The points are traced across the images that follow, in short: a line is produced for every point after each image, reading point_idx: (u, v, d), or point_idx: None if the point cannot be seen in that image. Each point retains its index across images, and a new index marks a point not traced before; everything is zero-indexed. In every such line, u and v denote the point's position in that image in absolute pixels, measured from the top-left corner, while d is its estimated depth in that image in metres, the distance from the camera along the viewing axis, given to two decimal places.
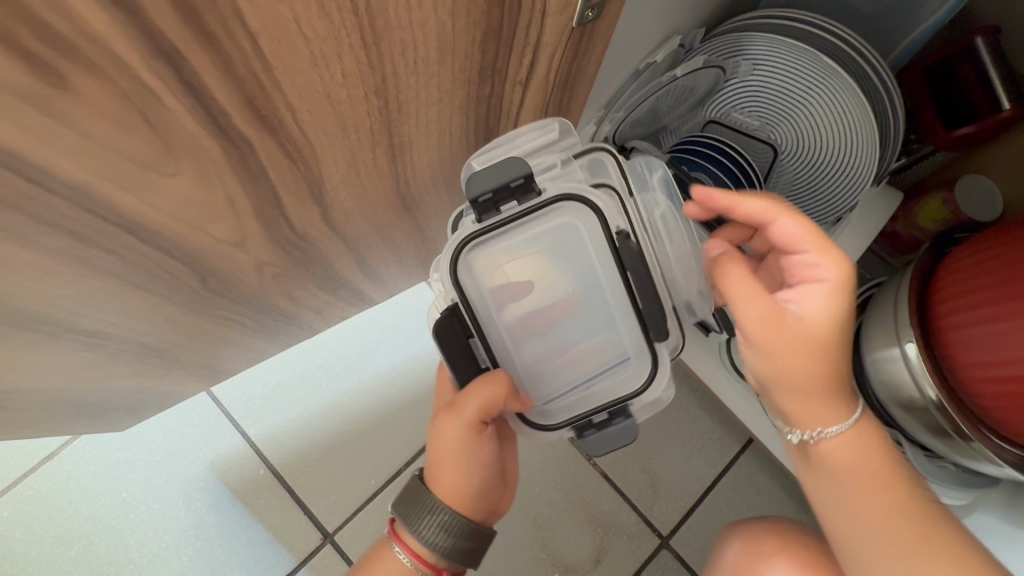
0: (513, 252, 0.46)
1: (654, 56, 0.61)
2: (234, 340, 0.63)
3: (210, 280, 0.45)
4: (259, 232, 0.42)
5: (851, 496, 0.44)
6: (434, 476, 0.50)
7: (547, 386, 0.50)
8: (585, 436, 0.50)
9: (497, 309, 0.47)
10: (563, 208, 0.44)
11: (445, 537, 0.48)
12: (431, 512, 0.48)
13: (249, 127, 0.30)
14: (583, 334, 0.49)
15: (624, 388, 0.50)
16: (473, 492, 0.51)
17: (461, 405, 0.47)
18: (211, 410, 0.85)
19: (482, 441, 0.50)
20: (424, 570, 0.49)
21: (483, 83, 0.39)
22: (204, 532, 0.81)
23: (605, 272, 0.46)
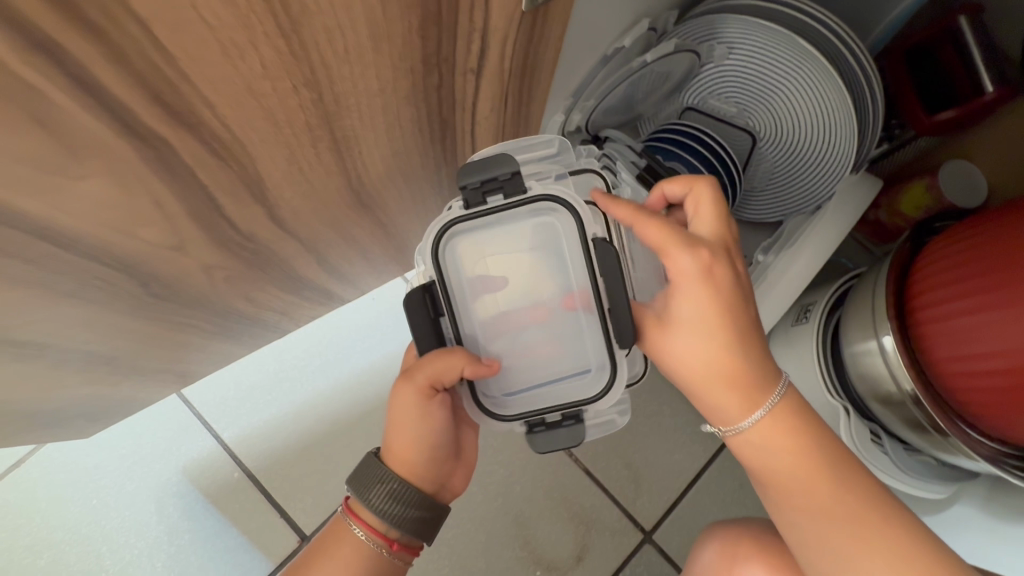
0: (489, 247, 0.44)
1: (623, 40, 0.58)
2: (195, 344, 0.61)
3: (152, 285, 0.43)
4: (199, 235, 0.40)
5: (791, 497, 0.44)
6: (388, 445, 0.49)
7: (506, 390, 0.47)
8: (535, 434, 0.47)
9: (472, 296, 0.45)
10: (547, 211, 0.43)
11: (397, 507, 0.48)
12: (382, 481, 0.48)
13: (163, 125, 0.28)
14: (550, 341, 0.46)
15: (579, 396, 0.47)
16: (425, 462, 0.50)
17: (415, 374, 0.45)
18: (182, 413, 0.83)
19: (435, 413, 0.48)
20: (375, 541, 0.48)
21: (430, 72, 0.37)
22: (178, 537, 0.79)
23: (580, 282, 0.44)
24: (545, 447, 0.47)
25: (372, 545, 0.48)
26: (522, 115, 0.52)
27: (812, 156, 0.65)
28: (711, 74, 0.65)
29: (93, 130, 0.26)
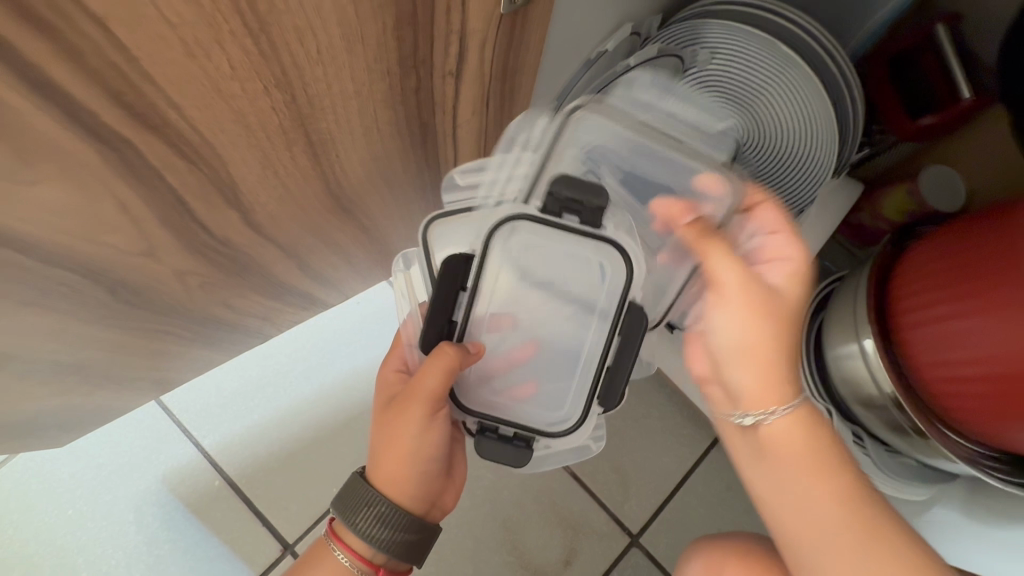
0: (534, 260, 0.49)
1: (605, 45, 0.58)
2: (173, 351, 0.60)
3: (124, 293, 0.42)
4: (171, 241, 0.39)
5: (779, 467, 0.45)
6: (378, 467, 0.50)
7: (490, 393, 0.53)
8: (484, 438, 0.52)
9: (505, 283, 0.49)
10: (610, 256, 0.48)
11: (384, 530, 0.49)
12: (368, 505, 0.49)
13: (127, 128, 0.27)
14: (549, 367, 0.53)
15: (540, 425, 0.53)
16: (415, 483, 0.51)
17: (416, 387, 0.48)
18: (161, 421, 0.81)
19: (433, 428, 0.50)
20: (362, 567, 0.50)
21: (407, 75, 0.36)
22: (157, 548, 0.77)
23: (598, 327, 0.51)
24: (486, 451, 0.51)
25: (355, 570, 0.50)
26: (505, 119, 0.51)
27: (794, 166, 0.64)
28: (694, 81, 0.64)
29: (52, 132, 0.25)
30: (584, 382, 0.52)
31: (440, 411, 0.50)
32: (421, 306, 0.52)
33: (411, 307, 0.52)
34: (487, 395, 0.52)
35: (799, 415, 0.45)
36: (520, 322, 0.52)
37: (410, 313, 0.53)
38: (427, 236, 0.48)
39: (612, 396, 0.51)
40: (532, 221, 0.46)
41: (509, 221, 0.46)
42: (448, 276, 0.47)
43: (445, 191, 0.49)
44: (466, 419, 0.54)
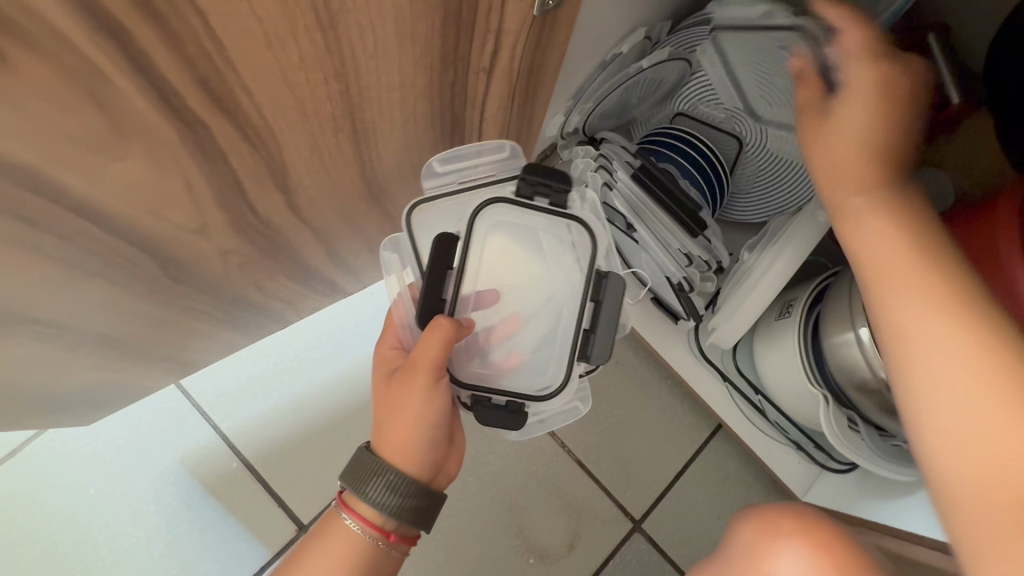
0: (507, 241, 0.50)
1: (620, 47, 0.62)
2: (203, 331, 0.63)
3: (172, 269, 0.45)
4: (220, 220, 0.42)
5: (929, 357, 0.37)
6: (384, 438, 0.50)
7: (479, 368, 0.52)
8: (479, 411, 0.50)
9: (481, 262, 0.49)
10: (574, 230, 0.50)
11: (394, 497, 0.49)
12: (377, 474, 0.49)
13: (205, 110, 0.30)
14: (533, 334, 0.52)
15: (528, 394, 0.51)
16: (424, 452, 0.51)
17: (418, 357, 0.48)
18: (179, 404, 0.84)
19: (439, 397, 0.50)
20: (373, 534, 0.50)
21: (447, 69, 0.40)
22: (175, 527, 0.80)
23: (574, 293, 0.51)
24: (485, 418, 0.50)
25: (367, 538, 0.50)
26: (526, 114, 0.55)
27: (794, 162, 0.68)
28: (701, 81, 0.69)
29: (144, 111, 0.28)
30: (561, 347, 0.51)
31: (445, 380, 0.50)
32: (411, 285, 0.51)
33: (403, 288, 0.51)
34: (477, 367, 0.52)
35: (935, 272, 0.39)
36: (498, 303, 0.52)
37: (401, 293, 0.51)
38: (411, 222, 0.49)
39: (596, 352, 0.50)
40: (510, 204, 0.48)
41: (490, 210, 0.48)
42: (442, 251, 0.47)
43: (426, 177, 0.51)
44: (459, 393, 0.53)
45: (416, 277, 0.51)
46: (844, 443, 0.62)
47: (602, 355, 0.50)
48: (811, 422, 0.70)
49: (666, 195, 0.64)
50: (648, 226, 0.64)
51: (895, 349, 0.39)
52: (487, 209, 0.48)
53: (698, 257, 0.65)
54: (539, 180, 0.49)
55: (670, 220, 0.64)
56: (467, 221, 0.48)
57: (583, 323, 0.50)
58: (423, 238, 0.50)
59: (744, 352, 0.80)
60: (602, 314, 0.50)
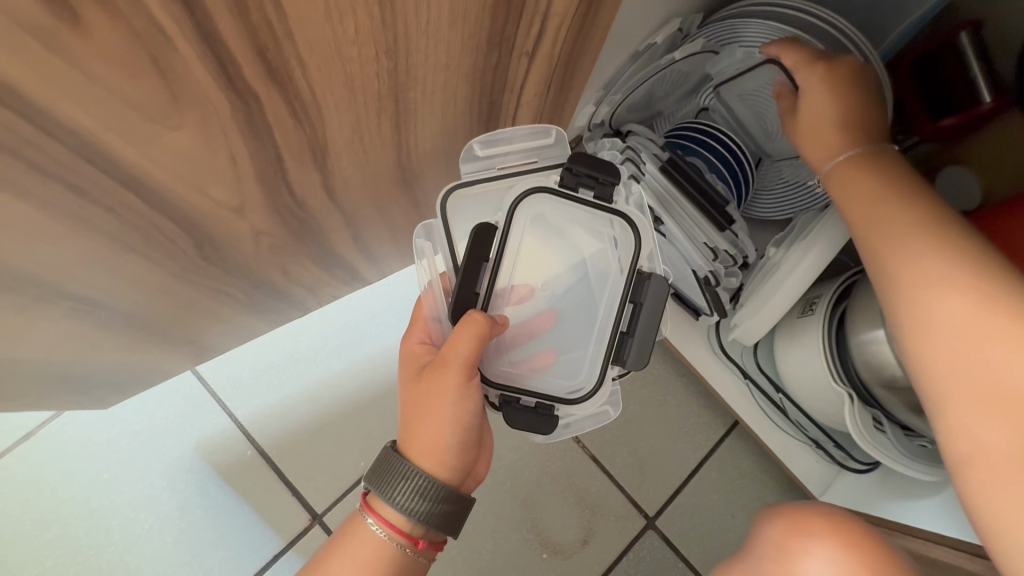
0: (548, 235, 0.51)
1: (655, 37, 0.62)
2: (225, 315, 0.62)
3: (205, 248, 0.45)
4: (258, 198, 0.42)
5: (962, 324, 0.39)
6: (413, 440, 0.50)
7: (510, 362, 0.53)
8: (508, 410, 0.51)
9: (521, 256, 0.50)
10: (617, 226, 0.51)
11: (422, 502, 0.49)
12: (405, 477, 0.49)
13: (257, 80, 0.30)
14: (565, 333, 0.54)
15: (557, 394, 0.53)
16: (452, 453, 0.51)
17: (448, 354, 0.47)
18: (195, 390, 0.83)
19: (470, 396, 0.49)
20: (400, 540, 0.50)
21: (492, 51, 0.39)
22: (188, 513, 0.79)
23: (609, 297, 0.52)
24: (514, 421, 0.51)
25: (394, 544, 0.50)
26: (560, 102, 0.54)
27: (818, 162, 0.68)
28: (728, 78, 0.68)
29: (199, 78, 0.28)
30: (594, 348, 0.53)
31: (475, 379, 0.50)
32: (443, 277, 0.51)
33: (432, 276, 0.50)
34: (507, 365, 0.53)
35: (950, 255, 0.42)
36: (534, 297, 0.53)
37: (431, 282, 0.50)
38: (446, 206, 0.49)
39: (629, 358, 0.51)
40: (555, 195, 0.49)
41: (533, 203, 0.49)
42: (480, 242, 0.47)
43: (465, 161, 0.50)
44: (488, 393, 0.53)
45: (448, 267, 0.51)
46: (871, 441, 0.61)
47: (636, 363, 0.51)
48: (832, 420, 0.70)
49: (693, 189, 0.64)
50: (675, 219, 0.64)
51: (919, 325, 0.42)
52: (531, 201, 0.48)
53: (723, 251, 0.64)
54: (586, 173, 0.49)
55: (698, 213, 0.63)
56: (508, 212, 0.48)
57: (620, 325, 0.51)
58: (457, 226, 0.50)
59: (764, 349, 0.79)
60: (638, 315, 0.51)
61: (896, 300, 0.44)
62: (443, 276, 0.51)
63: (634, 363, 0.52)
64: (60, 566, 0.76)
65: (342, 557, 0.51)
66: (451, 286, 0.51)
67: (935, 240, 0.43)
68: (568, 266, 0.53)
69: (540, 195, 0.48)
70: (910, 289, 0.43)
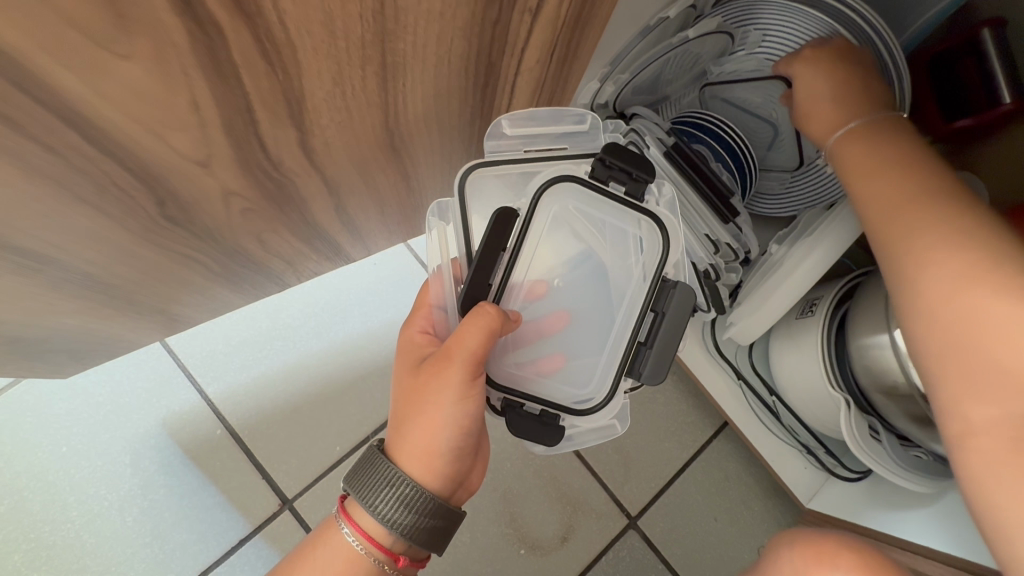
0: (570, 231, 0.48)
1: (666, 10, 0.57)
2: (195, 285, 0.59)
3: (168, 206, 0.41)
4: (228, 152, 0.38)
5: (965, 300, 0.37)
6: (403, 440, 0.46)
7: (517, 363, 0.50)
8: (512, 415, 0.48)
9: (539, 252, 0.47)
10: (642, 227, 0.48)
11: (406, 514, 0.45)
12: (390, 484, 0.45)
13: (221, 7, 0.26)
14: (578, 337, 0.51)
15: (563, 402, 0.50)
16: (445, 460, 0.47)
17: (453, 347, 0.44)
18: (164, 364, 0.79)
19: (471, 397, 0.46)
20: (377, 554, 0.47)
21: (491, 3, 0.36)
22: (152, 492, 0.76)
23: (628, 303, 0.50)
24: (518, 428, 0.47)
25: (373, 559, 0.47)
26: (563, 72, 0.51)
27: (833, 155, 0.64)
28: (740, 62, 0.64)
29: None
30: (606, 356, 0.50)
31: (479, 378, 0.46)
32: (454, 263, 0.47)
33: (443, 260, 0.46)
34: (513, 366, 0.49)
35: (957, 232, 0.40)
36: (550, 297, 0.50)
37: (441, 265, 0.46)
38: (463, 185, 0.46)
39: (644, 369, 0.49)
40: (581, 186, 0.46)
41: (558, 191, 0.46)
42: (499, 229, 0.44)
43: (490, 138, 0.47)
44: (491, 396, 0.50)
45: (460, 253, 0.47)
46: (868, 451, 0.59)
47: (652, 375, 0.49)
48: (827, 426, 0.67)
49: (695, 179, 0.61)
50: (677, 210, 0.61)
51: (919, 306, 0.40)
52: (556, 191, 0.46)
53: (725, 244, 0.62)
54: (620, 165, 0.46)
55: (700, 203, 0.61)
56: (530, 201, 0.46)
57: (637, 333, 0.49)
58: (474, 207, 0.46)
59: (759, 349, 0.77)
60: (656, 323, 0.48)
61: (903, 283, 0.42)
62: (455, 262, 0.48)
63: (647, 375, 0.49)
64: (11, 542, 0.72)
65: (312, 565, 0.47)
66: (462, 274, 0.48)
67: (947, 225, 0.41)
68: (587, 266, 0.50)
69: (560, 181, 0.46)
70: (913, 273, 0.41)
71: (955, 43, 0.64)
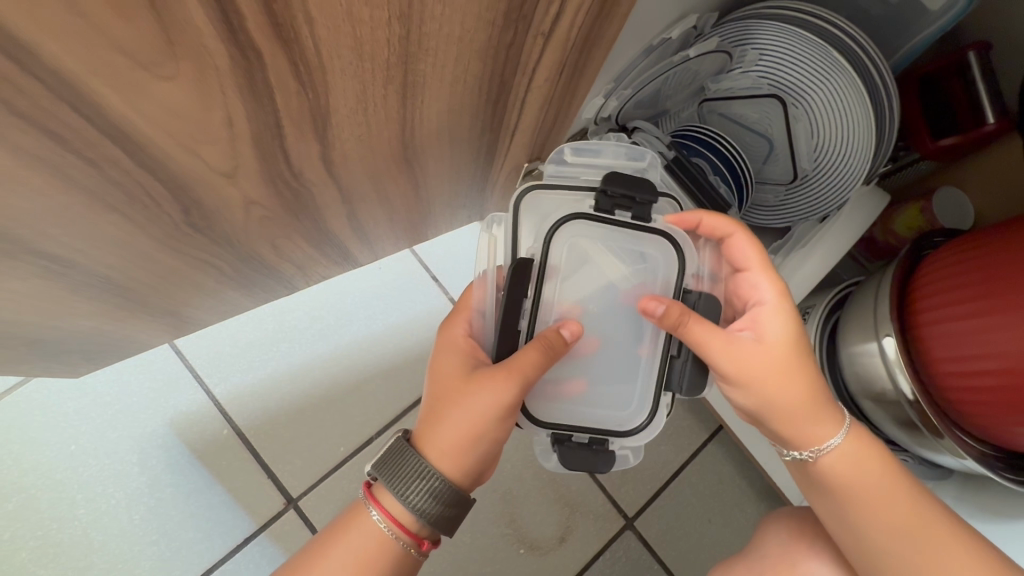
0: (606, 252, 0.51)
1: (670, 32, 0.62)
2: (208, 288, 0.60)
3: (193, 214, 0.43)
4: (252, 165, 0.39)
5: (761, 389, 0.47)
6: (434, 439, 0.48)
7: (550, 378, 0.53)
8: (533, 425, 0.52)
9: (579, 271, 0.51)
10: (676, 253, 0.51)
11: (433, 504, 0.47)
12: (420, 476, 0.47)
13: (260, 33, 0.28)
14: (605, 365, 0.53)
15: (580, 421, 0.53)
16: (473, 465, 0.49)
17: (516, 364, 0.47)
18: (171, 364, 0.81)
19: (513, 413, 0.48)
20: (404, 538, 0.48)
21: (507, 28, 0.38)
22: (158, 491, 0.77)
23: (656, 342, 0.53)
24: (568, 460, 0.52)
25: (399, 542, 0.48)
26: (568, 92, 0.53)
27: (826, 169, 0.67)
28: (735, 80, 0.67)
29: (198, 23, 0.26)
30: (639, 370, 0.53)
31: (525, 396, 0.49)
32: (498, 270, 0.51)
33: (489, 267, 0.50)
34: (548, 379, 0.52)
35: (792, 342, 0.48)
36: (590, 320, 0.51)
37: (486, 271, 0.51)
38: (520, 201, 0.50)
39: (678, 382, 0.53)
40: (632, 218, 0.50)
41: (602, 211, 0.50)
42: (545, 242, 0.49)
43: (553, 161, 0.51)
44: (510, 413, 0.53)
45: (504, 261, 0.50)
46: None
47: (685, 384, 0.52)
48: None
49: (693, 189, 0.63)
50: None
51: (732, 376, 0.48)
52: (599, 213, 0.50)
53: None
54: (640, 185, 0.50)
55: None
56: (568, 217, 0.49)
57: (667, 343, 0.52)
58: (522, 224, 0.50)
59: None
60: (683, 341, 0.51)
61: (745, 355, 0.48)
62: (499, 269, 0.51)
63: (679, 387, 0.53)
64: (19, 539, 0.73)
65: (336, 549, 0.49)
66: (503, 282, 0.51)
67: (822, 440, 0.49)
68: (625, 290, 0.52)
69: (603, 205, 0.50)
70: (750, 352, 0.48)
71: (944, 63, 0.68)
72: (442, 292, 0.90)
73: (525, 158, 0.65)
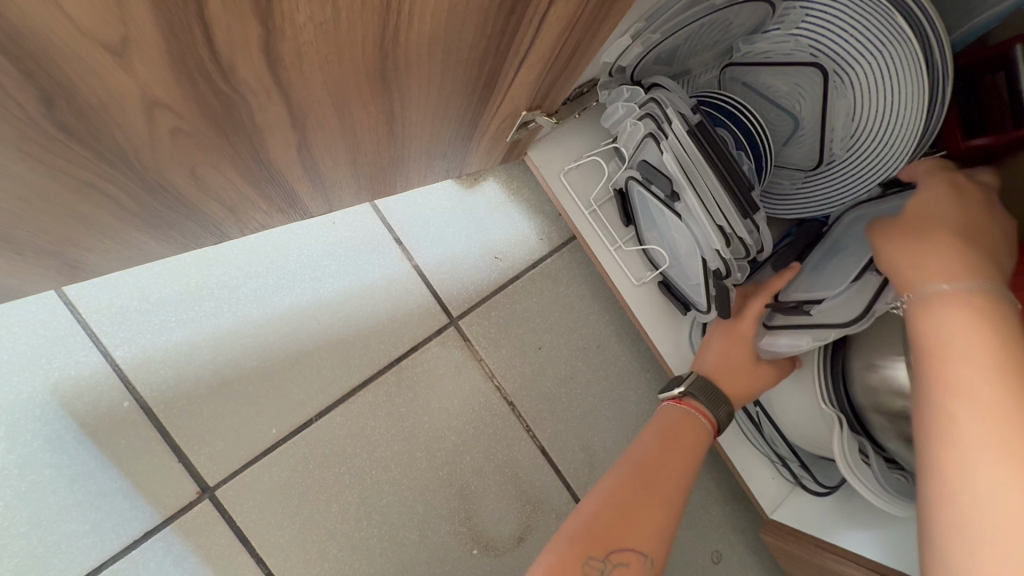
0: (849, 254, 0.58)
1: None
2: (104, 227, 0.46)
3: (62, 114, 0.29)
4: (155, 39, 0.26)
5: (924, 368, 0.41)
6: (628, 461, 0.54)
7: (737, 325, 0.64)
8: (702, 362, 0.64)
9: (815, 288, 0.59)
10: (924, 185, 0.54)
11: (625, 507, 0.49)
12: (626, 484, 0.51)
13: None
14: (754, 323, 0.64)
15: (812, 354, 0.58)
16: (642, 495, 0.50)
17: (686, 434, 0.57)
18: (60, 319, 0.65)
19: (674, 471, 0.53)
20: (593, 529, 0.47)
21: None
22: (33, 472, 0.62)
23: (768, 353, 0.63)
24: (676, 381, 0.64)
25: (592, 526, 0.48)
26: (602, 12, 0.43)
27: (862, 154, 0.61)
28: (775, 42, 0.60)
29: None
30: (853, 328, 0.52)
31: (678, 462, 0.54)
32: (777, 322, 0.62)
33: (707, 237, 0.57)
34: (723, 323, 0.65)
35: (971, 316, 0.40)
36: (787, 294, 0.62)
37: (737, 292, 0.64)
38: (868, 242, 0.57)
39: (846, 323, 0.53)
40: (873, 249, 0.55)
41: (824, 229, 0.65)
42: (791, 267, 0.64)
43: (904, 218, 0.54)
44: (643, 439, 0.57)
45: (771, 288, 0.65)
46: (860, 476, 0.56)
47: (846, 320, 0.53)
48: (817, 442, 0.64)
49: (716, 163, 0.54)
50: (697, 196, 0.54)
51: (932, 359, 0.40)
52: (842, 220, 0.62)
53: (739, 240, 0.55)
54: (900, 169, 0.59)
55: (722, 190, 0.54)
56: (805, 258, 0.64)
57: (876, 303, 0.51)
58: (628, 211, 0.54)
59: None
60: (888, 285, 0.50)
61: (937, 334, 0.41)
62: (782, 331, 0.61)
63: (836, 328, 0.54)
64: None
65: (671, 447, 0.55)
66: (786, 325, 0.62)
67: (957, 278, 0.43)
68: (830, 274, 0.59)
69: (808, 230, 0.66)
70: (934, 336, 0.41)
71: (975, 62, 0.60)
72: (405, 257, 0.78)
73: (525, 103, 0.54)
